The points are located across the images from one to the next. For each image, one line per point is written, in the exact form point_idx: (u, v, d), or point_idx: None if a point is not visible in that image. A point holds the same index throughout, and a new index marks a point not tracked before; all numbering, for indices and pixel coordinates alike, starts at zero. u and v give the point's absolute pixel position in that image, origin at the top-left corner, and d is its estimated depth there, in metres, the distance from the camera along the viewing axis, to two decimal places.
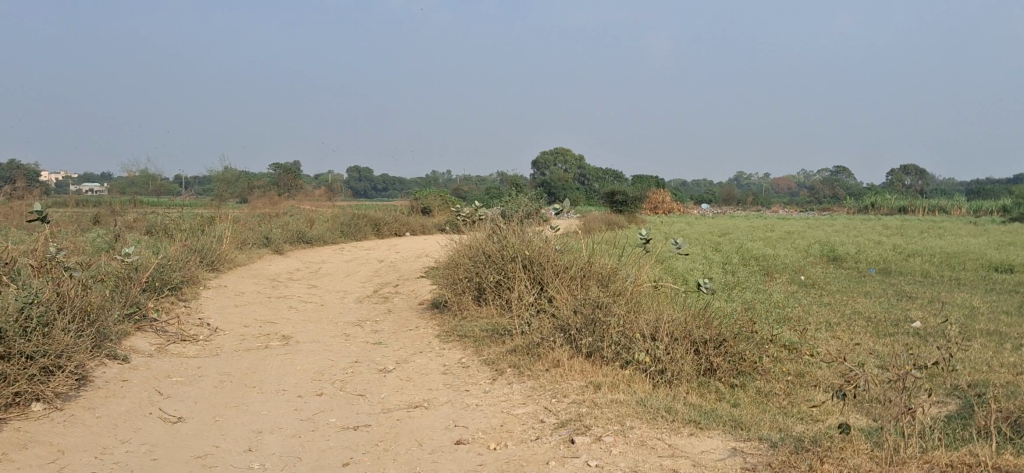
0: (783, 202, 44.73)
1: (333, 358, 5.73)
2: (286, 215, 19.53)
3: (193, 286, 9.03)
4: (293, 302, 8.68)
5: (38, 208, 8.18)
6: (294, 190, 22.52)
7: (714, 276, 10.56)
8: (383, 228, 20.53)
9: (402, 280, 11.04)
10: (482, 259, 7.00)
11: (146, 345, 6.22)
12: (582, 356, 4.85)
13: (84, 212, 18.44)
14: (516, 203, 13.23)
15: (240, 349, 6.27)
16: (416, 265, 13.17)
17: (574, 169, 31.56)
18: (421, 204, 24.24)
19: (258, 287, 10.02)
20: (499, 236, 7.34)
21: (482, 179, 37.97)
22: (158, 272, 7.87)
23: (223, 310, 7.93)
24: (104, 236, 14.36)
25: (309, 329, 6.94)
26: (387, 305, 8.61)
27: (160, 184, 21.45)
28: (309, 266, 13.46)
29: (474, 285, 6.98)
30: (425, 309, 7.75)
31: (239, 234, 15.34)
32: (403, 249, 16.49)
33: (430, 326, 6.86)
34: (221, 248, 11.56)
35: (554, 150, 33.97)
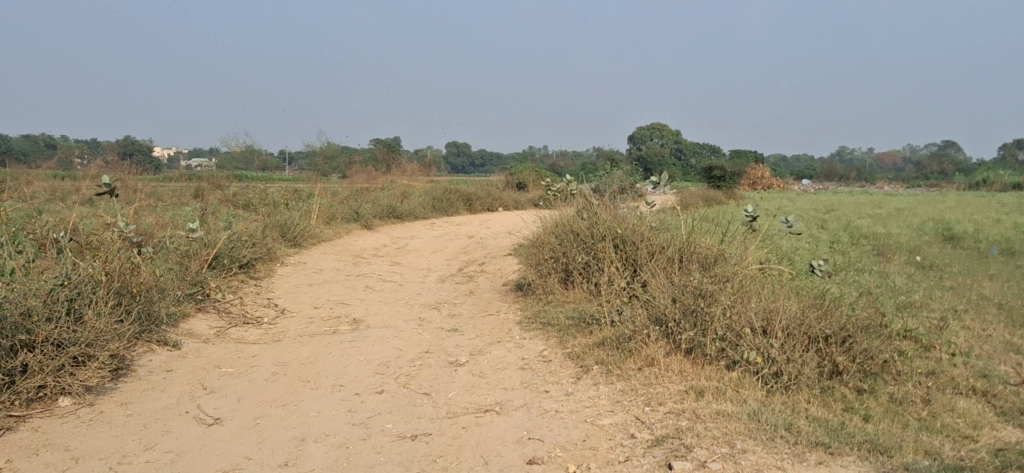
0: (890, 177, 42.77)
1: (402, 345, 5.16)
2: (379, 189, 19.17)
3: (271, 263, 8.61)
4: (371, 280, 8.17)
5: (109, 180, 7.90)
6: (387, 163, 22.18)
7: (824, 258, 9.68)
8: (476, 203, 20.02)
9: (489, 258, 10.44)
10: (570, 238, 6.35)
11: (204, 329, 5.77)
12: (681, 353, 4.17)
13: (184, 187, 18.42)
14: (611, 178, 12.50)
15: (306, 334, 5.76)
16: (506, 242, 12.57)
17: (670, 143, 30.54)
18: (516, 179, 23.66)
19: (339, 264, 9.55)
20: (589, 212, 6.67)
21: (578, 154, 37.20)
22: (227, 249, 7.45)
23: (297, 288, 7.45)
24: (195, 209, 14.18)
25: (383, 311, 6.40)
26: (470, 285, 8.01)
27: (261, 160, 21.38)
28: (396, 243, 12.98)
29: (561, 267, 6.33)
30: (509, 291, 7.12)
31: (328, 209, 15.00)
32: (494, 225, 15.92)
33: (511, 311, 6.24)
34: (305, 224, 11.17)
35: (652, 124, 32.95)
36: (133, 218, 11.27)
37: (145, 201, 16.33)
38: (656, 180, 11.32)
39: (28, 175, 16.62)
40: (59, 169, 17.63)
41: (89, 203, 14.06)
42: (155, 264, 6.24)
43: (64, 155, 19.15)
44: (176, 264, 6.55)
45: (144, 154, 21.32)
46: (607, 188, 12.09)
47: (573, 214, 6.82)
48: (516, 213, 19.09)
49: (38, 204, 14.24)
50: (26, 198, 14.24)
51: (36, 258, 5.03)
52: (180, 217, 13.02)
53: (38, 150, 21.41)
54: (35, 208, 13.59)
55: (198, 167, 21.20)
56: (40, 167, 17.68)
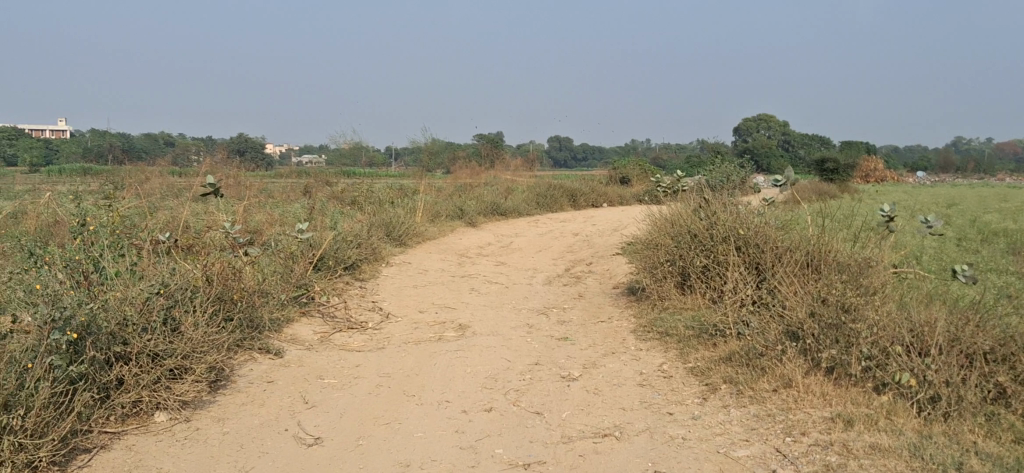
0: (1013, 169, 40.67)
1: (511, 355, 4.86)
2: (482, 185, 18.99)
3: (375, 263, 8.43)
4: (476, 282, 7.91)
5: (214, 180, 7.90)
6: (490, 159, 22.02)
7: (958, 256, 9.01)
8: (580, 199, 19.67)
9: (596, 258, 10.08)
10: (687, 239, 5.97)
11: (308, 335, 5.59)
12: (821, 373, 3.77)
13: (293, 184, 18.59)
14: (722, 173, 11.98)
15: (410, 340, 5.52)
16: (612, 239, 12.19)
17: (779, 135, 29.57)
18: (620, 174, 23.22)
19: (444, 264, 9.34)
20: (707, 212, 6.27)
21: (682, 147, 36.45)
22: (333, 249, 7.28)
23: (402, 290, 7.24)
24: (302, 207, 14.21)
25: (489, 316, 6.12)
26: (579, 287, 7.67)
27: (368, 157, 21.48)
28: (500, 241, 12.74)
29: (677, 270, 5.95)
30: (620, 294, 6.76)
31: (433, 206, 14.86)
32: (599, 222, 15.53)
33: (624, 317, 5.89)
34: (409, 222, 11.00)
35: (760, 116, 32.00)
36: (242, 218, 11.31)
37: (254, 199, 16.52)
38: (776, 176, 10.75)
39: (144, 174, 16.99)
40: (173, 167, 17.99)
41: (201, 202, 14.25)
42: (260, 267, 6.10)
43: (178, 155, 19.56)
44: (280, 265, 6.40)
45: (254, 152, 21.67)
46: (718, 182, 11.60)
47: (690, 212, 6.42)
48: (621, 209, 18.67)
49: (152, 202, 14.51)
50: (141, 198, 14.52)
51: (137, 263, 4.92)
52: (288, 216, 13.05)
53: (153, 148, 21.96)
54: (149, 208, 13.83)
55: (305, 164, 21.41)
56: (154, 166, 18.08)
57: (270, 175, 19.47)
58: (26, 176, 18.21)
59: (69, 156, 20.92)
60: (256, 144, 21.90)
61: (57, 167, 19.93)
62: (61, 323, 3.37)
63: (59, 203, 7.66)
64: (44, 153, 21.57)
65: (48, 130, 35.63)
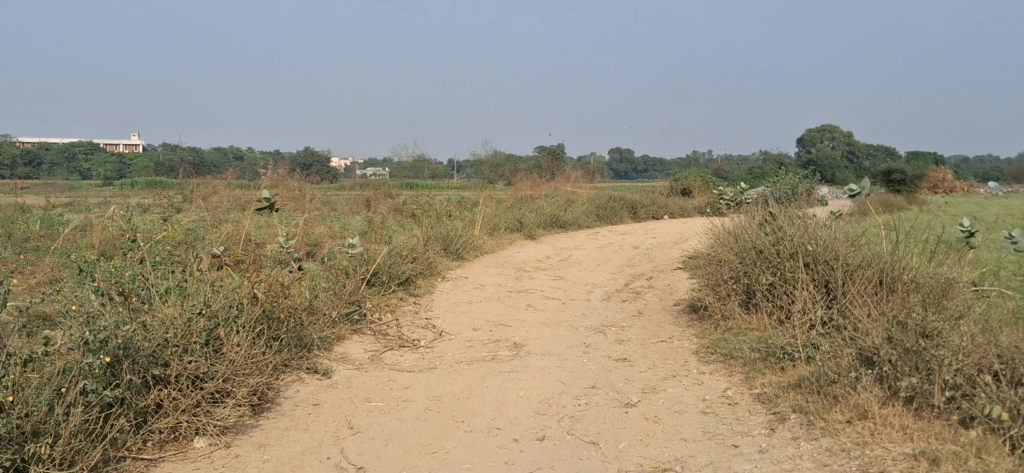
0: None
1: (566, 378, 4.65)
2: (542, 197, 18.79)
3: (430, 278, 8.28)
4: (533, 298, 7.71)
5: (269, 195, 7.84)
6: (550, 171, 21.82)
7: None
8: (641, 211, 19.38)
9: (657, 272, 9.80)
10: (752, 255, 5.70)
11: (358, 353, 5.44)
12: (899, 402, 3.50)
13: (353, 197, 18.60)
14: (787, 184, 11.63)
15: (463, 360, 5.34)
16: (674, 253, 11.89)
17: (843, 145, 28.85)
18: (681, 186, 22.84)
19: (501, 279, 9.15)
20: (773, 227, 5.99)
21: (746, 158, 35.87)
22: (387, 264, 7.13)
23: (456, 306, 7.08)
24: (361, 220, 14.17)
25: (545, 335, 5.91)
26: (639, 304, 7.42)
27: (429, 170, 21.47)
28: (560, 254, 12.52)
29: (742, 288, 5.68)
30: (682, 312, 6.49)
31: (491, 218, 14.71)
32: (660, 234, 15.22)
33: (686, 336, 5.63)
34: (467, 235, 10.85)
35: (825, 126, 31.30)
36: (302, 233, 11.27)
37: (315, 213, 16.55)
38: (855, 187, 10.29)
39: (208, 187, 17.15)
40: (236, 180, 18.14)
41: (262, 215, 14.29)
42: (311, 284, 5.96)
43: (241, 169, 19.73)
44: (331, 281, 6.28)
45: (317, 165, 21.78)
46: (784, 195, 11.23)
47: (755, 227, 6.14)
48: (683, 221, 18.31)
49: (215, 216, 14.60)
50: (205, 212, 14.62)
51: (185, 278, 4.83)
52: (347, 228, 13.00)
53: (217, 161, 22.20)
54: (211, 221, 13.91)
55: (366, 176, 21.45)
56: (218, 179, 18.24)
57: (332, 188, 19.53)
58: (94, 189, 18.52)
59: (137, 170, 21.26)
60: (318, 157, 22.01)
61: (125, 181, 20.25)
62: (96, 345, 3.26)
63: (118, 216, 7.66)
64: (114, 166, 21.95)
65: (120, 145, 36.34)
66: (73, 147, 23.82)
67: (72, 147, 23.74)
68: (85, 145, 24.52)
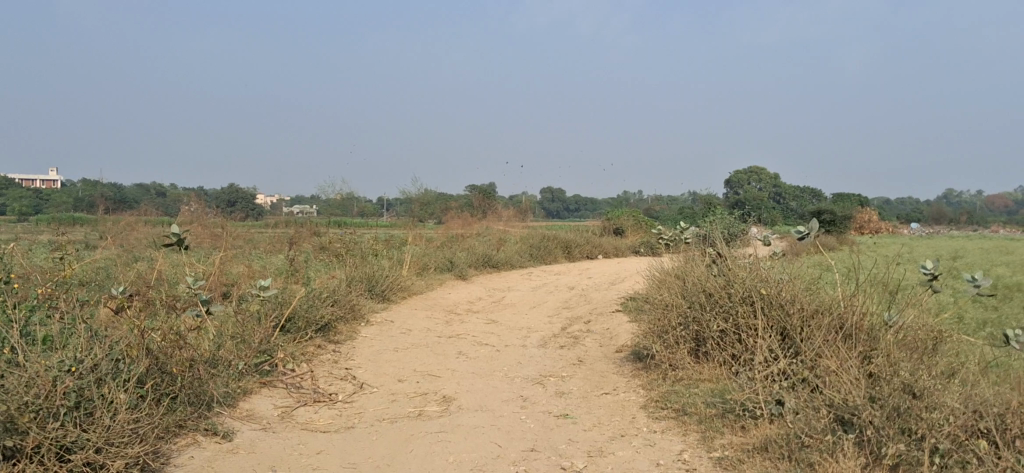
0: (1006, 220, 40.19)
1: (502, 439, 4.12)
2: (474, 236, 18.30)
3: (354, 323, 7.70)
4: (464, 344, 7.18)
5: (176, 229, 7.01)
6: (482, 209, 21.35)
7: (989, 301, 8.26)
8: (575, 250, 19.01)
9: (595, 315, 9.36)
10: (701, 299, 5.29)
11: (267, 410, 4.86)
12: (884, 472, 3.07)
13: (278, 235, 17.90)
14: (724, 222, 11.32)
15: (385, 417, 4.78)
16: (611, 294, 11.46)
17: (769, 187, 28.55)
18: (614, 225, 22.57)
19: (430, 323, 8.60)
20: (722, 270, 5.60)
21: (675, 198, 35.94)
22: (303, 309, 6.55)
23: (381, 354, 6.51)
24: (284, 260, 13.51)
25: (477, 387, 5.39)
26: (578, 351, 6.93)
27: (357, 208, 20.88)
28: (492, 295, 12.02)
29: (690, 335, 5.25)
30: (625, 360, 6.02)
31: (420, 257, 14.17)
32: (595, 275, 14.82)
33: (632, 388, 5.16)
34: (394, 276, 10.30)
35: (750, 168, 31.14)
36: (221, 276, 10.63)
37: (238, 252, 15.83)
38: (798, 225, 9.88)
39: (123, 222, 16.31)
40: (154, 217, 17.33)
41: (180, 256, 13.56)
42: (214, 334, 5.36)
43: (161, 207, 18.92)
44: (237, 329, 5.70)
45: (241, 203, 21.01)
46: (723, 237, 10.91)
47: (704, 271, 5.73)
48: (617, 261, 17.98)
49: (129, 254, 13.81)
50: (118, 250, 13.84)
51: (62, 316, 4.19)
52: (270, 268, 12.34)
53: (137, 197, 21.30)
54: (124, 260, 13.11)
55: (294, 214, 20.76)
56: (136, 215, 17.40)
57: (256, 227, 18.80)
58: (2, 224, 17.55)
59: (51, 206, 20.27)
60: (242, 195, 21.24)
61: (37, 217, 19.28)
62: None
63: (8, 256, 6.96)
64: (24, 201, 20.89)
65: (38, 181, 35.23)
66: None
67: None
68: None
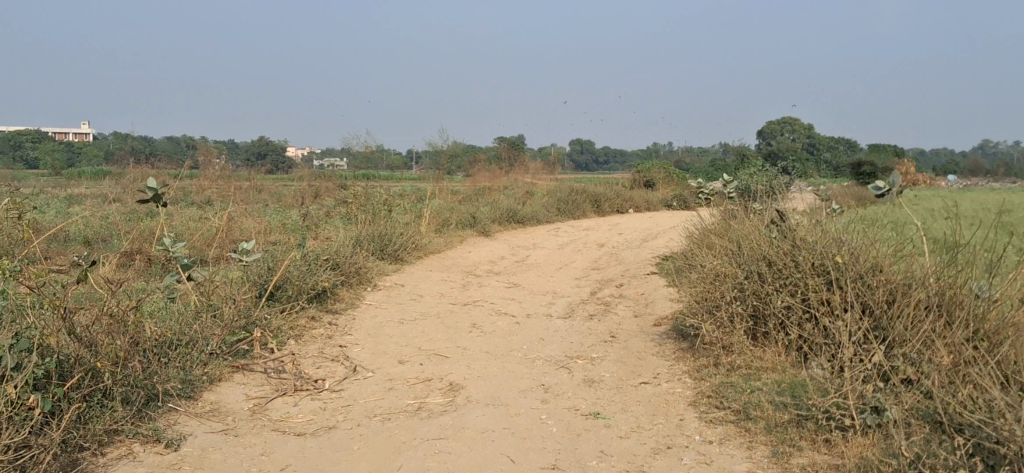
0: None
1: (516, 451, 3.25)
2: (501, 189, 17.41)
3: (358, 290, 6.87)
4: (481, 313, 6.32)
5: (152, 185, 5.79)
6: (510, 159, 20.40)
7: None
8: (605, 204, 18.05)
9: (627, 277, 8.45)
10: (760, 268, 4.38)
11: (236, 403, 4.04)
12: None
13: (295, 189, 17.12)
14: (769, 177, 10.31)
15: (376, 413, 3.93)
16: (645, 252, 10.53)
17: (803, 138, 26.79)
18: (645, 178, 21.56)
19: (446, 287, 7.74)
20: (783, 234, 4.69)
21: (707, 149, 34.75)
22: (297, 273, 5.70)
23: (383, 326, 5.66)
24: (298, 216, 12.74)
25: (489, 372, 4.52)
26: (609, 323, 6.03)
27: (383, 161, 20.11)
28: (516, 254, 11.14)
29: (746, 311, 4.35)
30: (666, 337, 5.11)
31: (439, 213, 13.32)
32: (626, 230, 13.89)
33: (676, 375, 4.27)
34: (409, 234, 9.46)
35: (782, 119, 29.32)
36: (230, 240, 9.84)
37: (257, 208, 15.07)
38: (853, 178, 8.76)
39: (138, 175, 15.60)
40: (166, 170, 16.62)
41: (194, 213, 12.83)
42: (177, 313, 4.55)
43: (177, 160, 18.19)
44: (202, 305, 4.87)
45: (268, 156, 20.28)
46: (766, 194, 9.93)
47: (762, 235, 4.81)
48: (649, 215, 17.01)
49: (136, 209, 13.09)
50: (130, 206, 13.14)
51: None
52: (281, 225, 11.55)
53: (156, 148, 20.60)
54: (130, 216, 12.38)
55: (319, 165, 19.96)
56: (149, 168, 16.69)
57: (275, 181, 18.04)
58: (17, 177, 16.97)
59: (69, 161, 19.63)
60: (263, 148, 20.48)
61: (56, 172, 18.70)
62: None
63: None
64: (45, 154, 20.32)
65: (69, 133, 35.05)
66: (7, 134, 22.18)
67: (12, 134, 22.15)
68: (24, 131, 22.86)
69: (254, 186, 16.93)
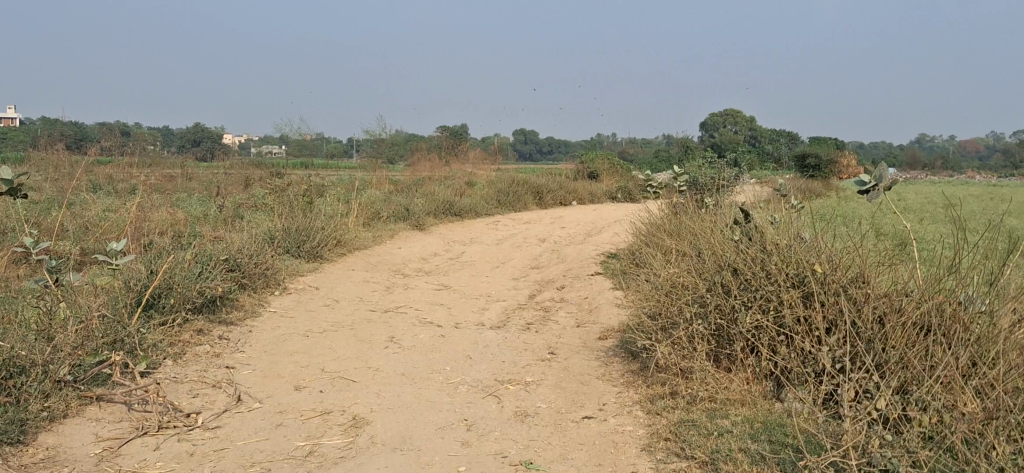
0: (985, 165, 38.82)
1: None
2: (440, 179, 16.62)
3: (264, 296, 6.05)
4: (402, 323, 5.54)
5: (5, 176, 5.03)
6: (450, 148, 19.60)
7: None
8: (547, 196, 17.34)
9: (569, 278, 7.73)
10: (723, 278, 3.68)
11: (80, 447, 3.23)
12: None
13: (222, 177, 16.13)
14: (717, 170, 9.66)
15: (256, 461, 3.15)
16: (588, 249, 9.84)
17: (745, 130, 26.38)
18: (588, 168, 20.93)
19: (367, 289, 6.94)
20: (749, 237, 3.98)
21: (651, 141, 34.22)
22: (181, 277, 4.89)
23: (284, 341, 4.86)
24: (219, 207, 11.82)
25: (402, 403, 3.75)
26: (547, 335, 5.29)
27: (331, 152, 19.34)
28: (451, 250, 10.38)
29: (707, 330, 3.64)
30: (613, 355, 4.38)
31: (371, 205, 12.50)
32: (569, 224, 13.19)
33: (625, 407, 3.56)
34: (334, 229, 8.65)
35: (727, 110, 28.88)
36: (141, 232, 8.94)
37: (179, 198, 14.09)
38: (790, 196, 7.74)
39: (52, 160, 14.50)
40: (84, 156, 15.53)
41: (107, 202, 11.86)
42: (16, 335, 3.74)
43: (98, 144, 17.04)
44: (55, 322, 4.07)
45: (204, 142, 19.17)
46: (716, 188, 9.28)
47: (723, 238, 4.11)
48: (593, 208, 16.36)
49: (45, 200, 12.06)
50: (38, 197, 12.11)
51: None
52: (199, 219, 10.63)
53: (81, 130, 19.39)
54: (36, 206, 11.37)
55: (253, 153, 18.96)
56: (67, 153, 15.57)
57: (207, 168, 17.04)
58: None
59: None
60: (197, 135, 19.46)
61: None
62: None
63: None
64: None
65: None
66: None
67: None
68: None
69: (179, 175, 15.94)
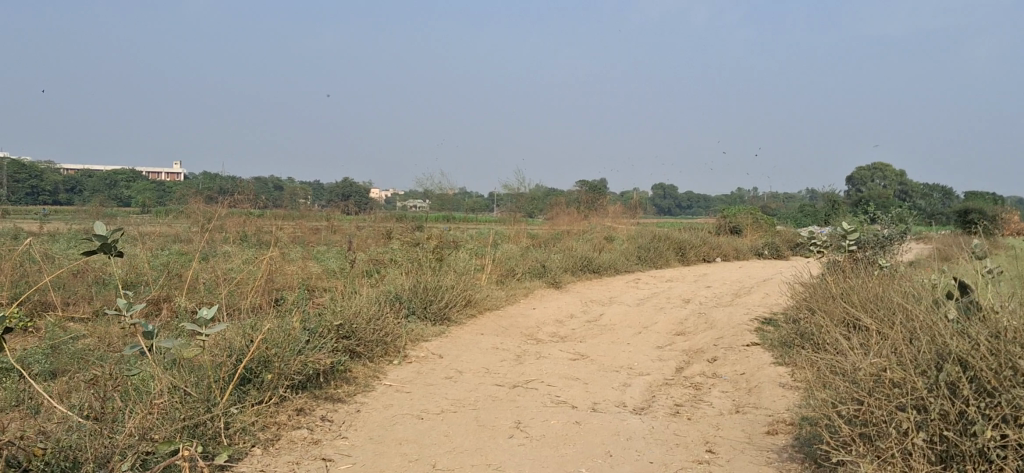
0: None
1: None
2: (579, 233, 15.94)
3: (379, 366, 5.43)
4: (531, 403, 4.79)
5: (101, 232, 4.44)
6: (589, 202, 18.89)
7: None
8: (689, 252, 16.35)
9: (721, 348, 6.83)
10: (949, 376, 2.78)
11: None
12: None
13: (360, 229, 15.88)
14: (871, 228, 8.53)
15: None
16: (739, 313, 8.89)
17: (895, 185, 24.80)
18: (731, 223, 19.83)
19: (496, 358, 6.23)
20: (972, 316, 3.07)
21: (796, 196, 32.66)
22: (281, 348, 4.30)
23: (391, 424, 4.19)
24: (352, 262, 11.44)
25: None
26: (702, 424, 4.44)
27: (470, 204, 18.94)
28: (589, 311, 9.61)
29: (928, 444, 2.76)
30: (791, 461, 3.50)
31: (507, 262, 11.88)
32: (714, 283, 12.23)
33: None
34: (464, 288, 8.01)
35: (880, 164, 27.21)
36: (271, 286, 8.53)
37: (318, 251, 13.83)
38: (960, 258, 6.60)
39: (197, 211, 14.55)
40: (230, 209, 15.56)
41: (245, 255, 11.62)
42: (76, 425, 3.22)
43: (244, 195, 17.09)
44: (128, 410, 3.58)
45: (351, 196, 18.99)
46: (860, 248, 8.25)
47: (935, 314, 3.20)
48: (740, 265, 15.30)
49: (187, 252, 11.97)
50: (179, 249, 12.05)
51: None
52: (330, 274, 10.23)
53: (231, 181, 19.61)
54: (175, 257, 11.25)
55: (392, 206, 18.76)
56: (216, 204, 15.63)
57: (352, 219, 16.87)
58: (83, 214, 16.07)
59: (143, 196, 18.76)
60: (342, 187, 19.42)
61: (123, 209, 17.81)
62: None
63: None
64: (139, 190, 19.52)
65: (163, 173, 35.08)
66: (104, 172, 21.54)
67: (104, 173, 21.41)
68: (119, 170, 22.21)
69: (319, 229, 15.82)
